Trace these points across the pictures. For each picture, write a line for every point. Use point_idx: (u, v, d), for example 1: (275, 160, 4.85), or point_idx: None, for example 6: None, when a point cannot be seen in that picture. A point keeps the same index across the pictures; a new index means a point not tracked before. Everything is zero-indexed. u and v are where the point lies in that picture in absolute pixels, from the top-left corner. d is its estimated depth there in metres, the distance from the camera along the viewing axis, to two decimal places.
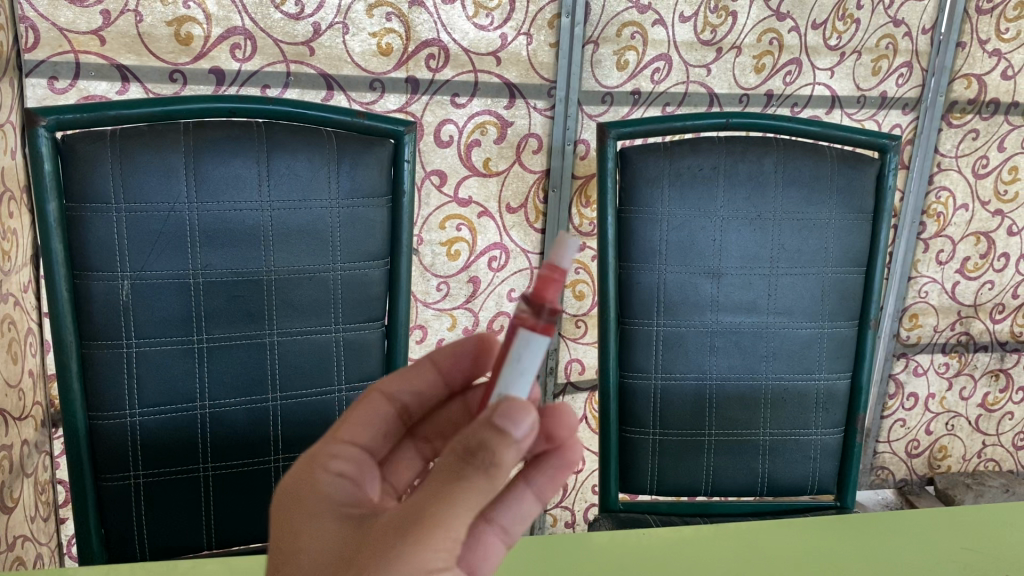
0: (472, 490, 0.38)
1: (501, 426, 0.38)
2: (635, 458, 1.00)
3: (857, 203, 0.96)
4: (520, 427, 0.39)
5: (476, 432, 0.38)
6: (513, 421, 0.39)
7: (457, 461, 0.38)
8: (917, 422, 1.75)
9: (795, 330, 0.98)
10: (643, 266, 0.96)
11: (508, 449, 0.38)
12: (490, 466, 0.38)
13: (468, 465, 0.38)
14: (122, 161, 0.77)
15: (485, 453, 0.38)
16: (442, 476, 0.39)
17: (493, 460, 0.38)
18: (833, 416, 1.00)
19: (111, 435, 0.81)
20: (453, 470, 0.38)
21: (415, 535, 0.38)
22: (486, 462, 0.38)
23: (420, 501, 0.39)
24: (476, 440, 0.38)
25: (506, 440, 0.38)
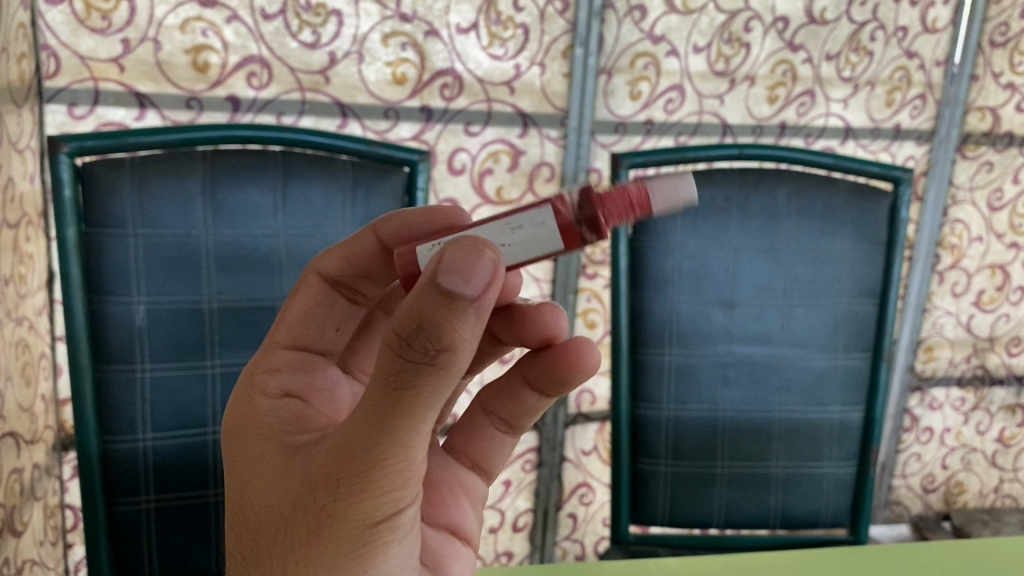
0: (431, 377, 0.36)
1: (451, 296, 0.35)
2: (647, 489, 0.99)
3: (870, 233, 0.96)
4: (475, 285, 0.36)
5: (420, 309, 0.36)
6: (464, 281, 0.35)
7: (404, 357, 0.36)
8: (932, 456, 1.73)
9: (809, 361, 0.98)
10: (655, 295, 0.96)
11: (458, 324, 0.36)
12: (445, 337, 0.36)
13: (416, 351, 0.36)
14: (140, 187, 0.78)
15: (437, 335, 0.36)
16: (394, 375, 0.37)
17: (444, 340, 0.36)
18: (846, 449, 0.99)
19: (125, 460, 0.81)
20: (404, 365, 0.36)
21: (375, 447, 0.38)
22: (434, 347, 0.36)
23: (377, 411, 0.38)
24: (422, 322, 0.35)
25: (455, 309, 0.36)
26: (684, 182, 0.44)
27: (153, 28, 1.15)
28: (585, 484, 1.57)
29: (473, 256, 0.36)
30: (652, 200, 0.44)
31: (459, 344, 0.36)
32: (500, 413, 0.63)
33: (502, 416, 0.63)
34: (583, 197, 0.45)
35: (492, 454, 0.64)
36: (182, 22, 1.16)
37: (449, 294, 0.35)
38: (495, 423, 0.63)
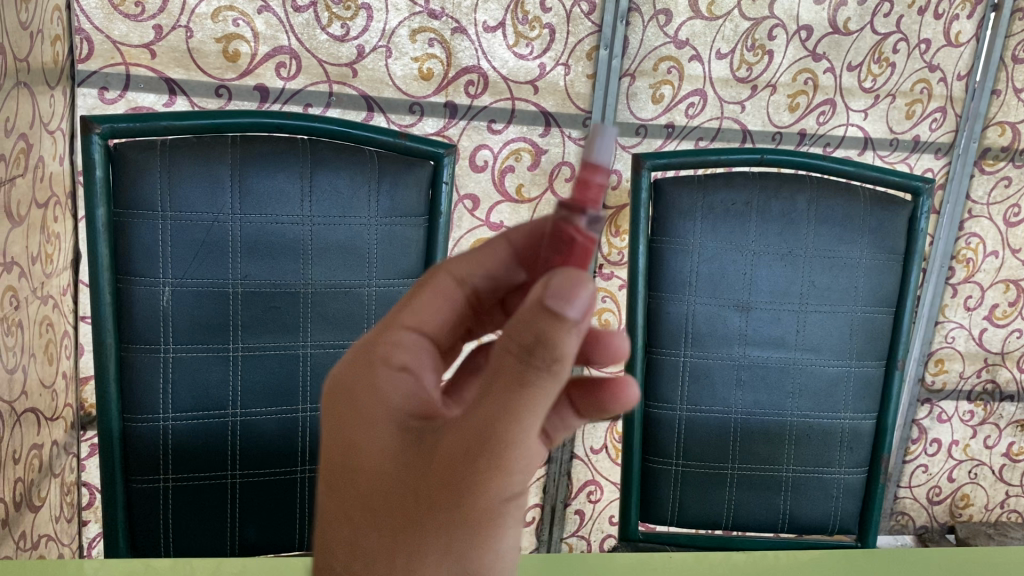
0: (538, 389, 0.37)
1: (553, 312, 0.36)
2: (657, 488, 1.00)
3: (889, 243, 0.97)
4: (577, 308, 0.36)
5: (533, 327, 0.36)
6: (566, 305, 0.36)
7: (516, 362, 0.36)
8: (939, 469, 1.73)
9: (823, 367, 0.99)
10: (672, 296, 0.97)
11: (568, 334, 0.36)
12: (556, 364, 0.36)
13: (530, 366, 0.36)
14: (171, 171, 0.79)
15: (546, 348, 0.36)
16: (503, 380, 0.37)
17: (558, 355, 0.36)
18: (856, 455, 1.00)
19: (144, 437, 0.82)
20: (516, 374, 0.36)
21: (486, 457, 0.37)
22: (547, 360, 0.36)
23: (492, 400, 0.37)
24: (532, 335, 0.36)
25: (562, 324, 0.36)
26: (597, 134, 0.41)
27: (186, 16, 1.17)
28: (593, 482, 1.57)
29: (577, 279, 0.36)
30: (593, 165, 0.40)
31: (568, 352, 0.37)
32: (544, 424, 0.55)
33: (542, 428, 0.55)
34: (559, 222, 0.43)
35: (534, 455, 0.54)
36: (215, 11, 1.18)
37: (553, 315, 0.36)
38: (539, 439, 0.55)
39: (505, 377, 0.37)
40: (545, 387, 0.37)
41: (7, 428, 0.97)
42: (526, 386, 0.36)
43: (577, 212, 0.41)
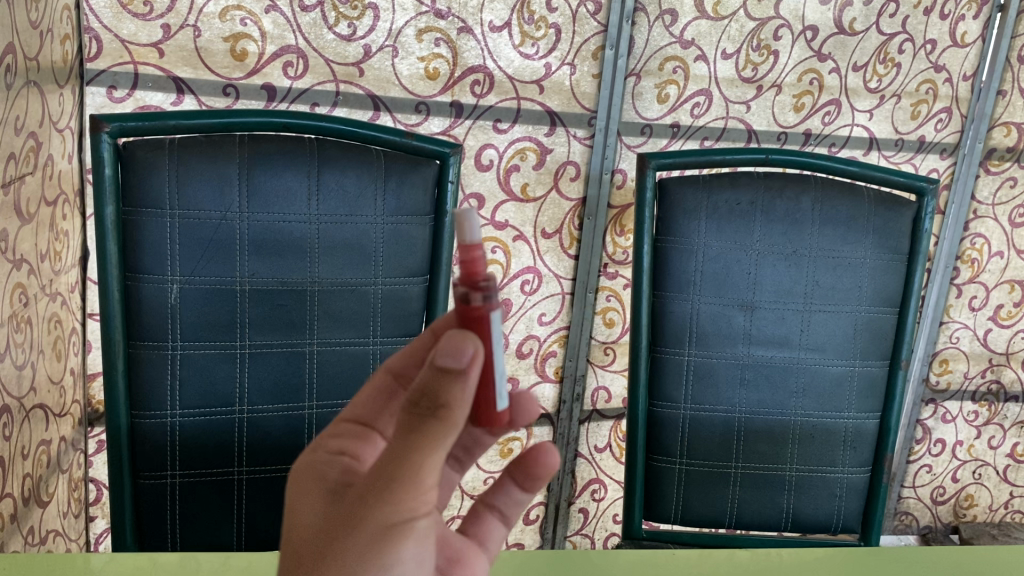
0: (433, 437, 0.38)
1: (446, 369, 0.37)
2: (661, 486, 1.00)
3: (893, 244, 0.97)
4: (465, 358, 0.37)
5: (421, 383, 0.37)
6: (455, 358, 0.37)
7: (409, 415, 0.37)
8: (943, 469, 1.73)
9: (826, 367, 0.99)
10: (677, 295, 0.97)
11: (457, 388, 0.37)
12: (446, 416, 0.37)
13: (419, 416, 0.37)
14: (179, 168, 0.80)
15: (436, 400, 0.37)
16: (400, 433, 0.38)
17: (445, 402, 0.37)
18: (860, 455, 1.00)
19: (152, 433, 0.83)
20: (408, 425, 0.37)
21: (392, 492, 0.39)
22: (434, 408, 0.37)
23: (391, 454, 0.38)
24: (421, 389, 0.37)
25: (452, 377, 0.37)
26: (462, 214, 0.44)
27: (193, 15, 1.17)
28: (597, 481, 1.58)
29: (463, 338, 0.38)
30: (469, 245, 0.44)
31: (462, 404, 0.38)
32: (497, 504, 0.59)
33: (497, 508, 0.59)
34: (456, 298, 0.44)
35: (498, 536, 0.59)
36: (222, 11, 1.18)
37: (444, 371, 0.37)
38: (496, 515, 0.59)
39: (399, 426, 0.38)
40: (436, 435, 0.38)
41: (15, 424, 0.97)
42: (420, 434, 0.37)
43: (474, 287, 0.44)
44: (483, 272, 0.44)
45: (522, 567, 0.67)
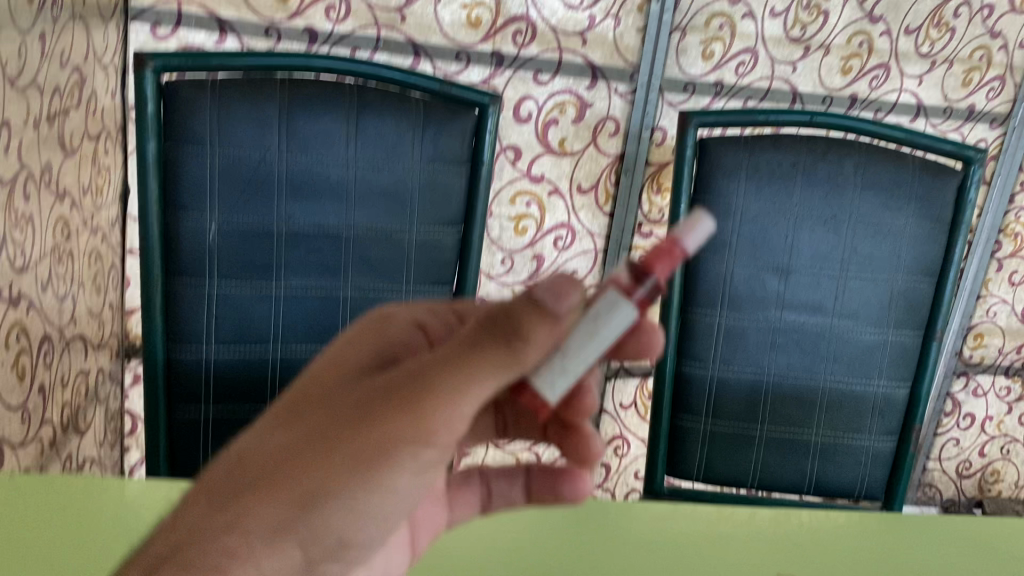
0: (492, 353, 0.44)
1: (544, 308, 0.45)
2: (685, 445, 1.00)
3: (935, 212, 0.95)
4: (564, 306, 0.45)
5: (518, 308, 0.45)
6: (555, 301, 0.45)
7: (492, 331, 0.45)
8: (971, 443, 1.72)
9: (859, 335, 0.98)
10: (711, 256, 0.96)
11: (539, 328, 0.44)
12: (516, 347, 0.44)
13: (500, 332, 0.44)
14: (222, 107, 0.81)
15: (521, 325, 0.44)
16: (471, 340, 0.45)
17: (523, 332, 0.44)
18: (888, 423, 1.00)
19: (188, 368, 0.85)
20: (484, 337, 0.45)
21: (422, 396, 0.44)
22: (514, 330, 0.44)
23: (455, 355, 0.45)
24: (516, 314, 0.45)
25: (544, 318, 0.44)
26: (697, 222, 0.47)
27: None
28: (621, 437, 1.54)
29: (570, 288, 0.46)
30: (679, 241, 0.47)
31: (534, 348, 0.45)
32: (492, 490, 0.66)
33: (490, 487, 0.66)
34: (630, 266, 0.47)
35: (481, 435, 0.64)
36: None
37: (540, 305, 0.45)
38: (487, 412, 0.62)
39: (471, 338, 0.45)
40: (498, 359, 0.44)
41: (56, 353, 1.00)
42: (487, 348, 0.44)
43: (643, 267, 0.47)
44: (661, 284, 0.47)
45: (546, 519, 0.67)
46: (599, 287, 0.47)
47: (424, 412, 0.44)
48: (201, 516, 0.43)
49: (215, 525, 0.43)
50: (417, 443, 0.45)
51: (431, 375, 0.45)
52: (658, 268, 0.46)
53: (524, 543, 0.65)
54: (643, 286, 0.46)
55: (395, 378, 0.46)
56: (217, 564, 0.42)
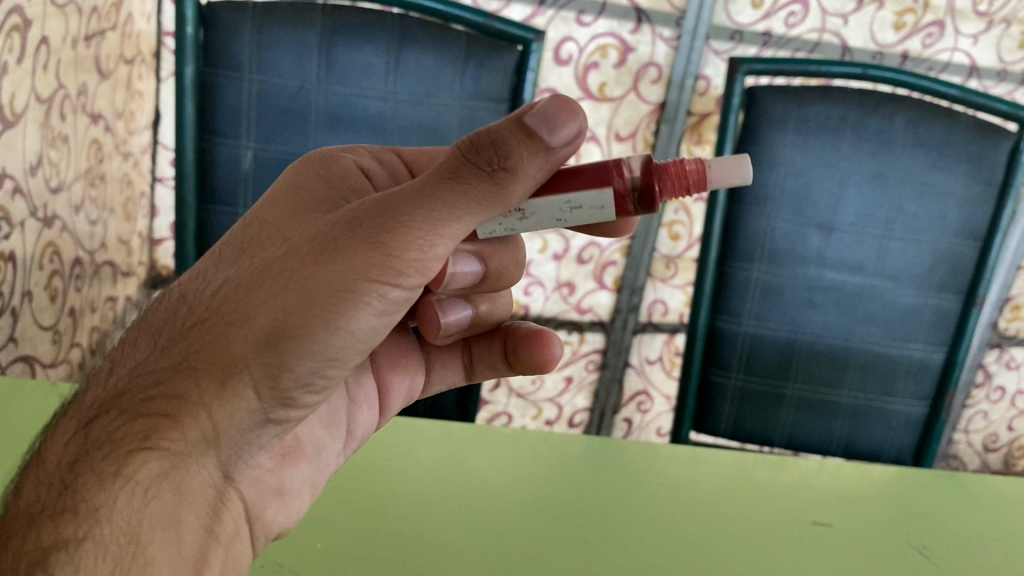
0: (472, 186, 0.39)
1: (535, 131, 0.39)
2: (714, 400, 0.99)
3: (986, 174, 0.92)
4: (559, 135, 0.39)
5: (502, 129, 0.39)
6: (548, 127, 0.39)
7: (470, 158, 0.39)
8: (999, 417, 1.66)
9: (899, 297, 0.96)
10: (752, 209, 0.94)
11: (523, 157, 0.39)
12: (497, 182, 0.39)
13: (478, 158, 0.39)
14: (260, 31, 0.79)
15: (505, 155, 0.39)
16: (447, 170, 0.39)
17: (508, 163, 0.39)
18: (922, 388, 0.97)
19: None
20: (462, 166, 0.39)
21: (387, 226, 0.40)
22: (497, 159, 0.39)
23: (427, 186, 0.40)
24: (497, 137, 0.39)
25: (532, 142, 0.39)
26: (740, 168, 0.42)
27: None
28: (644, 393, 1.53)
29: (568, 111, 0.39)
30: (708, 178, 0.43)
31: (519, 179, 0.40)
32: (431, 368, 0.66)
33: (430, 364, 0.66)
34: (643, 171, 0.42)
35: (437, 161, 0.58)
36: None
37: (531, 131, 0.39)
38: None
39: (440, 169, 0.40)
40: (476, 194, 0.39)
41: (87, 276, 1.00)
42: (466, 177, 0.39)
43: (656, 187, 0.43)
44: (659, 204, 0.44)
45: (577, 458, 0.66)
46: (602, 191, 0.42)
47: (386, 249, 0.40)
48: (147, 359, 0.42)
49: (156, 368, 0.41)
50: (385, 275, 0.41)
51: (395, 206, 0.40)
52: (668, 196, 0.43)
53: (552, 478, 0.63)
54: (641, 207, 0.43)
55: (356, 209, 0.41)
56: (164, 410, 0.41)
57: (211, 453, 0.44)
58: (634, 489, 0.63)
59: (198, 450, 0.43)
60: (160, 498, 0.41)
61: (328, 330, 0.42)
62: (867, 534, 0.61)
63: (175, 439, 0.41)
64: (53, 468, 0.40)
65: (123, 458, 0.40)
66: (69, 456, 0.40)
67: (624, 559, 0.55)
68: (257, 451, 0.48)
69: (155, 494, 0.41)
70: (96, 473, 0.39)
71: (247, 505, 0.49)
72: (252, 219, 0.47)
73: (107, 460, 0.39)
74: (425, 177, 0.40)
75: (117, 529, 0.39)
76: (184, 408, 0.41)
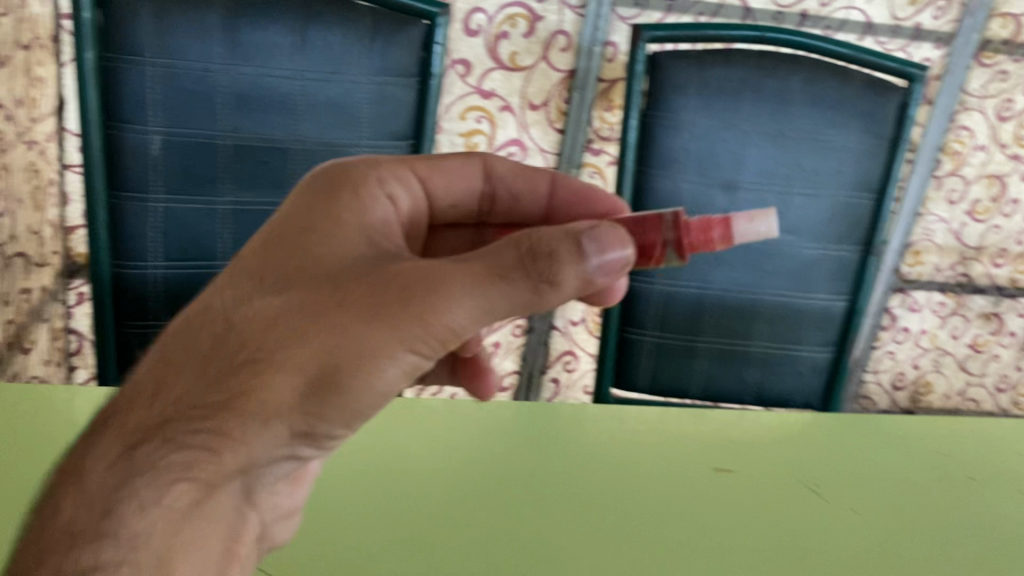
0: (524, 290, 0.41)
1: (587, 250, 0.42)
2: (632, 359, 1.02)
3: (877, 129, 0.97)
4: (605, 258, 0.42)
5: (557, 245, 0.41)
6: (598, 250, 0.42)
7: (520, 264, 0.41)
8: (905, 355, 1.73)
9: (801, 250, 1.00)
10: (659, 172, 0.97)
11: (570, 270, 0.41)
12: (541, 293, 0.41)
13: (530, 266, 0.41)
14: (160, 15, 0.78)
15: (553, 273, 0.41)
16: (500, 268, 0.41)
17: (555, 279, 0.41)
18: (825, 335, 1.03)
19: (137, 284, 0.84)
20: (512, 268, 0.41)
21: (436, 306, 0.40)
22: (546, 271, 0.41)
23: (477, 273, 0.40)
24: (547, 250, 0.41)
25: (581, 260, 0.41)
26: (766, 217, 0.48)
27: None
28: (570, 353, 1.57)
29: (617, 241, 0.43)
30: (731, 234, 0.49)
31: (563, 287, 0.41)
32: None
33: None
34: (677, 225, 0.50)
35: (452, 188, 0.56)
36: None
37: (584, 247, 0.42)
38: (482, 156, 0.58)
39: (497, 265, 0.41)
40: (517, 295, 0.41)
41: None
42: (518, 279, 0.41)
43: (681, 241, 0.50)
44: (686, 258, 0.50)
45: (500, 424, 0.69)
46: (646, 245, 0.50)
47: (431, 333, 0.40)
48: (198, 388, 0.39)
49: (200, 396, 0.39)
50: (425, 346, 0.41)
51: (446, 289, 0.40)
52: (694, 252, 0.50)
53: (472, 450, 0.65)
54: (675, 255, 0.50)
55: (420, 274, 0.40)
56: (207, 441, 0.39)
57: (236, 479, 0.43)
58: (547, 451, 0.66)
59: (226, 479, 0.42)
60: (187, 531, 0.41)
61: (359, 396, 0.41)
62: (766, 477, 0.66)
63: (212, 468, 0.40)
64: (97, 490, 0.38)
65: (164, 484, 0.39)
66: (112, 482, 0.38)
67: (538, 522, 0.58)
68: (270, 480, 0.47)
69: (186, 521, 0.40)
70: (137, 495, 0.38)
71: (257, 529, 0.48)
72: (296, 226, 0.44)
73: (152, 481, 0.39)
74: (480, 266, 0.41)
75: (152, 544, 0.39)
76: (227, 443, 0.40)
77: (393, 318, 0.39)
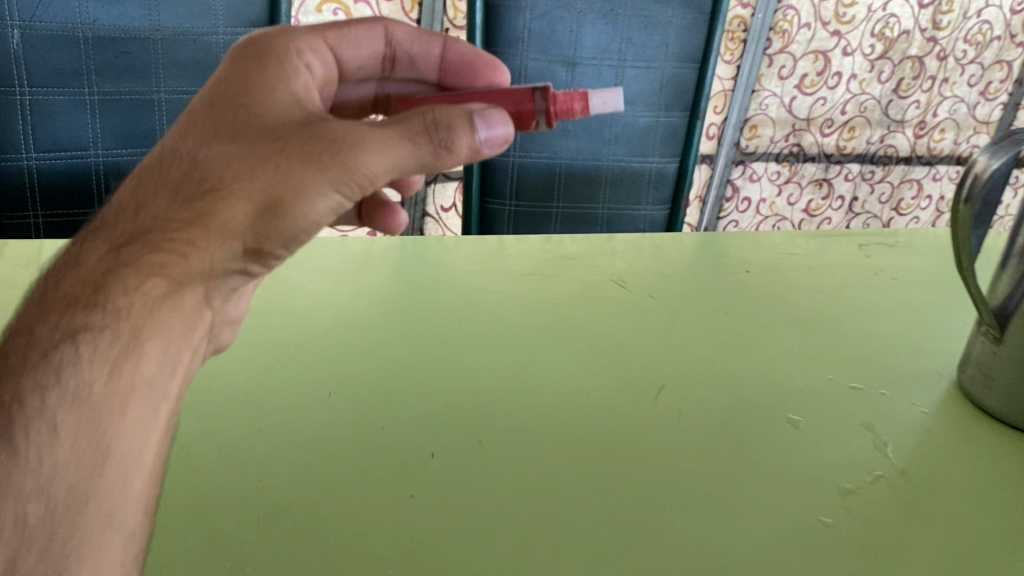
0: (416, 153, 0.36)
1: (491, 118, 0.38)
2: (493, 225, 1.13)
3: (697, 3, 1.08)
4: (498, 130, 0.38)
5: (461, 110, 0.37)
6: (503, 123, 0.38)
7: (423, 124, 0.36)
8: (748, 224, 1.88)
9: (637, 118, 1.12)
10: (506, 52, 1.05)
11: (464, 139, 0.37)
12: (440, 161, 0.37)
13: (431, 129, 0.36)
14: None
15: (451, 137, 0.37)
16: (400, 128, 0.36)
17: (451, 144, 0.37)
18: (662, 194, 1.16)
19: (11, 177, 0.88)
20: (413, 130, 0.36)
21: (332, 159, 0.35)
22: (444, 138, 0.37)
23: (375, 133, 0.36)
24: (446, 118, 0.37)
25: (476, 129, 0.37)
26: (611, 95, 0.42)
27: None
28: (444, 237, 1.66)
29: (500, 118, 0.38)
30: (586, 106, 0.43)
31: (456, 155, 0.37)
32: None
33: None
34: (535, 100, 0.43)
35: (359, 54, 0.47)
36: None
37: (479, 123, 0.37)
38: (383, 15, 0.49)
39: (398, 125, 0.36)
40: (414, 157, 0.37)
41: None
42: (416, 143, 0.36)
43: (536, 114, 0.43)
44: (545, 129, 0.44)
45: None
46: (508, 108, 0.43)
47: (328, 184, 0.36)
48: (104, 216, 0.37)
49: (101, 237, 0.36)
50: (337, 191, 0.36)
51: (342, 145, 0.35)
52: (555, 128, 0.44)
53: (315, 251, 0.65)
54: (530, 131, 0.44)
55: (343, 130, 0.36)
56: (85, 290, 0.34)
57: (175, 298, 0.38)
58: (392, 250, 0.65)
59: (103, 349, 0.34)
60: (84, 409, 0.33)
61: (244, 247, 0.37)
62: None
63: (98, 320, 0.34)
64: (86, 275, 0.35)
65: (45, 320, 0.34)
66: (100, 272, 0.35)
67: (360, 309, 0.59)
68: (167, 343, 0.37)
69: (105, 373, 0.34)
70: (24, 334, 0.34)
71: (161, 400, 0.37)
72: (238, 83, 0.39)
73: (41, 320, 0.34)
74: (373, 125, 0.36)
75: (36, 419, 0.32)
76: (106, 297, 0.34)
77: (308, 159, 0.35)
